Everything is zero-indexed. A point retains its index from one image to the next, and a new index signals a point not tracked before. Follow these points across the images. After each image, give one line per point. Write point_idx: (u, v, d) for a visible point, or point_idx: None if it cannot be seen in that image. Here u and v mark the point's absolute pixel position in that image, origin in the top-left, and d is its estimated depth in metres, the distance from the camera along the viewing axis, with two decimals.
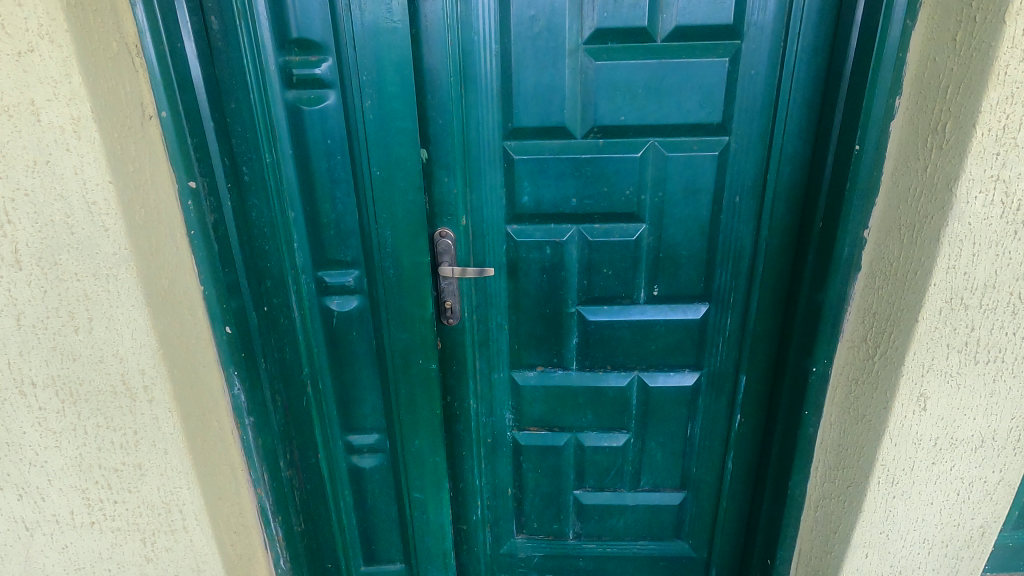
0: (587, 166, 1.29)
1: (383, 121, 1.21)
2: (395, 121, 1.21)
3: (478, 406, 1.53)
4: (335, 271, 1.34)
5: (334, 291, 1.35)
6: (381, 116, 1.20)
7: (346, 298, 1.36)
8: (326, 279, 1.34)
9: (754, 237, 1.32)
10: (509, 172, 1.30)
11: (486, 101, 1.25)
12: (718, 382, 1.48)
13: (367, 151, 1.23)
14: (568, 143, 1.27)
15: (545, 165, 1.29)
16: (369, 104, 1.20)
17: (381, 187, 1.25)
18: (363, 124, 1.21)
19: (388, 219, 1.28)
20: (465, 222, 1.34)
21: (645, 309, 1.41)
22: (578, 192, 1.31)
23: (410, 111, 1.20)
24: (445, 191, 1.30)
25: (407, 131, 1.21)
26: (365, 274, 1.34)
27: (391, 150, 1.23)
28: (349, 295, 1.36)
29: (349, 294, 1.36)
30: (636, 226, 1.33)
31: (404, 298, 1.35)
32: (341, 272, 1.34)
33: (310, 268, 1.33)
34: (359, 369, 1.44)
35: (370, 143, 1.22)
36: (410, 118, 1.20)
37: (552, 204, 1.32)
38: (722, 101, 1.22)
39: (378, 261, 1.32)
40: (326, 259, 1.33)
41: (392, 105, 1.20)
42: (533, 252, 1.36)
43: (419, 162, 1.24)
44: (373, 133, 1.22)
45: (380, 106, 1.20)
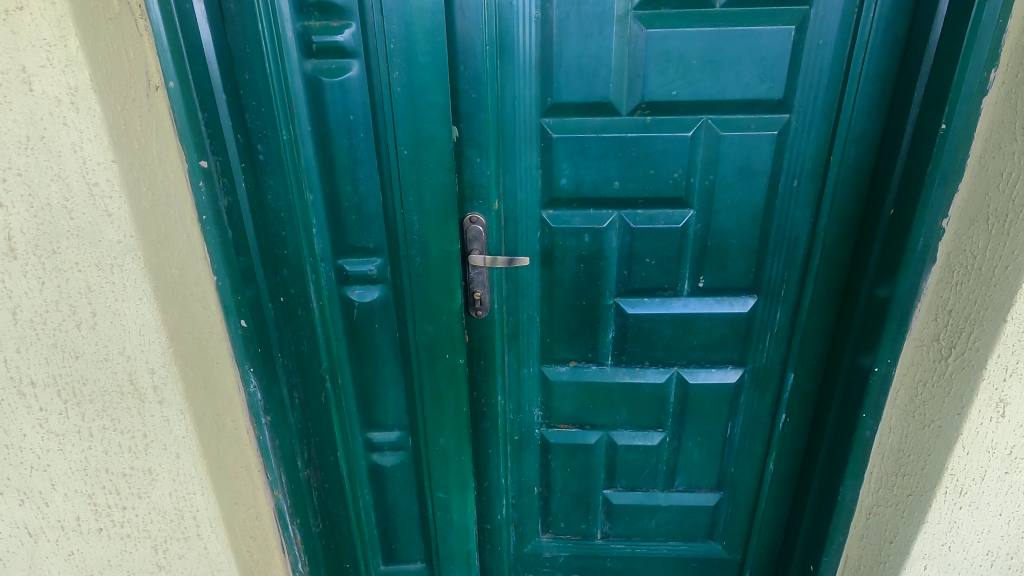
0: (632, 147, 1.18)
1: (412, 95, 1.09)
2: (425, 94, 1.09)
3: (505, 402, 1.44)
4: (356, 259, 1.24)
5: (356, 280, 1.26)
6: (409, 90, 1.09)
7: (368, 288, 1.27)
8: (348, 268, 1.25)
9: (812, 224, 1.21)
10: (547, 152, 1.20)
11: (524, 75, 1.13)
12: (763, 379, 1.38)
13: (393, 128, 1.12)
14: (612, 121, 1.16)
15: (587, 145, 1.18)
16: (396, 77, 1.08)
17: (408, 168, 1.14)
18: (389, 100, 1.10)
19: (415, 203, 1.17)
20: (497, 207, 1.23)
21: (689, 302, 1.31)
22: (621, 175, 1.20)
23: (443, 86, 1.09)
24: (477, 173, 1.19)
25: (438, 106, 1.10)
26: (388, 263, 1.25)
27: (419, 127, 1.11)
28: (371, 285, 1.27)
29: (372, 284, 1.27)
30: (683, 213, 1.22)
31: (431, 289, 1.25)
32: (363, 260, 1.25)
33: (330, 256, 1.23)
34: (381, 363, 1.35)
35: (397, 120, 1.11)
36: (441, 93, 1.09)
37: (593, 187, 1.21)
38: (785, 75, 1.11)
39: (403, 249, 1.21)
40: (347, 246, 1.23)
41: (421, 78, 1.08)
42: (570, 239, 1.26)
43: (449, 140, 1.13)
44: (400, 108, 1.10)
45: (408, 79, 1.08)
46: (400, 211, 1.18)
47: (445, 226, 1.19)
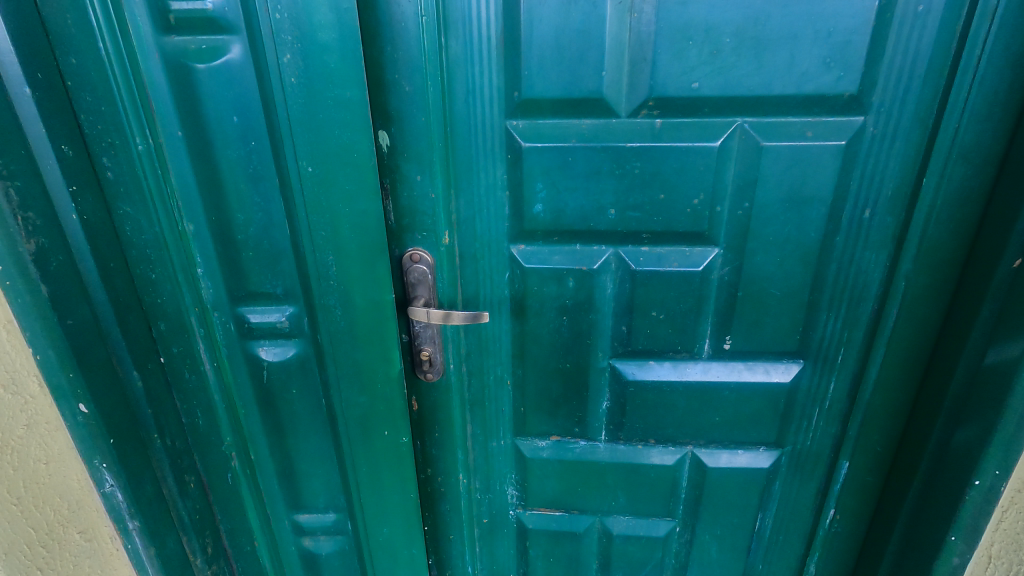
0: (634, 161, 0.83)
1: (315, 89, 0.76)
2: (333, 87, 0.76)
3: (469, 480, 1.13)
4: (261, 308, 0.93)
5: (263, 334, 0.95)
6: (310, 81, 0.76)
7: (281, 344, 0.96)
8: (250, 318, 0.94)
9: (887, 271, 0.86)
10: (515, 167, 0.86)
11: (478, 59, 0.79)
12: (805, 465, 1.04)
13: (293, 135, 0.79)
14: (607, 124, 0.82)
15: (570, 158, 0.84)
16: (289, 62, 0.75)
17: (318, 190, 0.82)
18: (283, 95, 0.77)
19: (330, 237, 0.85)
20: (447, 241, 0.90)
21: (709, 369, 0.97)
22: (618, 200, 0.85)
23: (356, 76, 0.75)
24: (417, 196, 0.86)
25: (352, 105, 0.77)
26: (303, 313, 0.93)
27: (329, 133, 0.79)
28: (284, 340, 0.96)
29: (284, 339, 0.96)
30: (704, 251, 0.88)
31: (361, 348, 0.93)
32: (270, 309, 0.93)
33: (224, 303, 0.92)
34: (305, 435, 1.04)
35: (297, 124, 0.79)
36: (355, 86, 0.76)
37: (579, 216, 0.87)
38: (861, 60, 0.75)
39: (320, 296, 0.90)
40: (246, 291, 0.92)
41: (325, 64, 0.75)
42: (549, 284, 0.93)
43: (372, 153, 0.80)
44: (300, 108, 0.78)
45: (307, 65, 0.75)
46: (312, 247, 0.86)
47: (373, 268, 0.87)
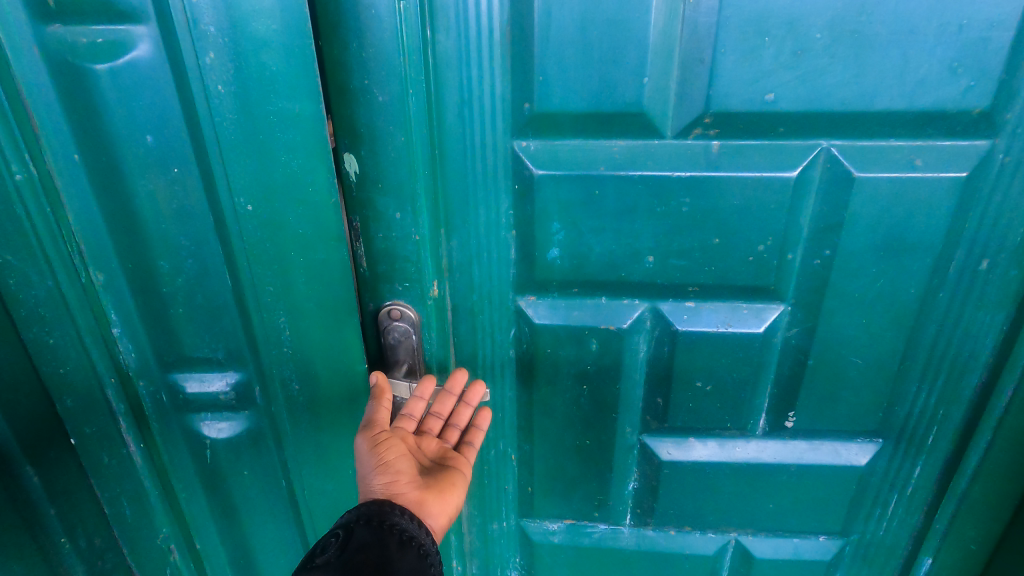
0: (682, 196, 0.63)
1: (255, 100, 0.57)
2: (283, 98, 0.57)
3: (465, 568, 0.93)
4: (200, 375, 0.73)
5: (202, 405, 0.75)
6: (246, 90, 0.56)
7: (228, 417, 0.76)
8: (186, 387, 0.74)
9: (1006, 338, 0.66)
10: (523, 201, 0.66)
11: (476, 60, 0.59)
12: (876, 559, 0.85)
13: (227, 161, 0.59)
14: (646, 147, 0.62)
15: (597, 191, 0.63)
16: (216, 65, 0.55)
17: (265, 232, 0.63)
18: (209, 107, 0.57)
19: (282, 291, 0.66)
20: (435, 293, 0.70)
21: (763, 448, 0.78)
22: (658, 245, 0.65)
23: (310, 84, 0.56)
24: (397, 239, 0.66)
25: (305, 121, 0.58)
26: (253, 382, 0.73)
27: (276, 159, 0.59)
28: (231, 414, 0.76)
29: (231, 410, 0.76)
30: (765, 309, 0.68)
31: (326, 422, 0.74)
32: (211, 376, 0.74)
33: (152, 369, 0.72)
34: (261, 522, 0.84)
35: (233, 146, 0.59)
36: (310, 96, 0.57)
37: (606, 264, 0.67)
38: (1000, 65, 0.55)
39: (274, 363, 0.70)
40: (180, 356, 0.72)
41: (265, 67, 0.56)
42: (565, 345, 0.73)
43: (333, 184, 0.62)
44: (236, 125, 0.58)
45: (241, 68, 0.56)
46: (259, 306, 0.67)
47: (338, 332, 0.69)
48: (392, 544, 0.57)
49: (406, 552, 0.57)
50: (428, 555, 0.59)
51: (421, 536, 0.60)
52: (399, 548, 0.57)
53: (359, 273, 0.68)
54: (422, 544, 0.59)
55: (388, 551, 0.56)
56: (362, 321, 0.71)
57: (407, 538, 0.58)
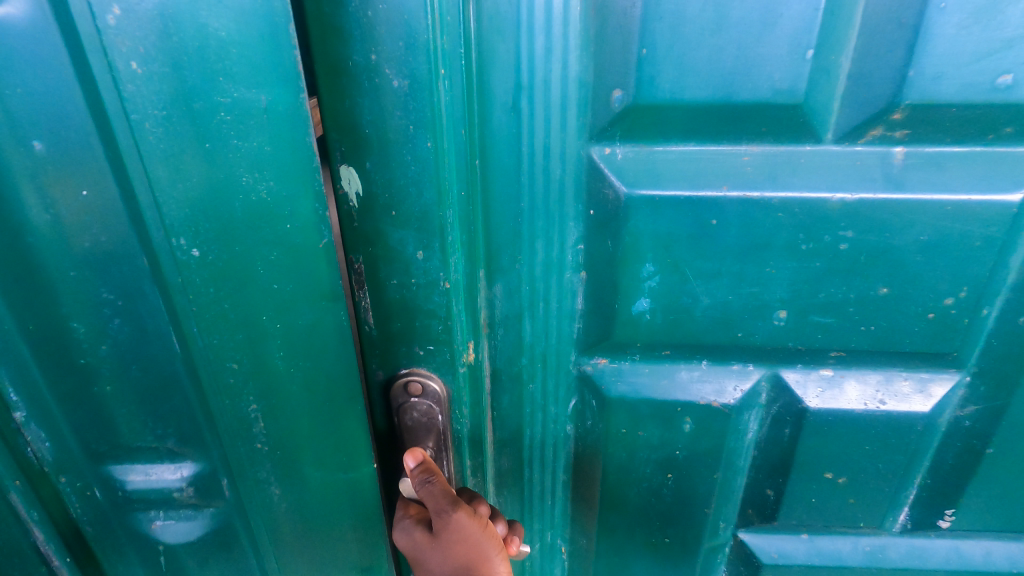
0: (844, 228, 0.42)
1: (196, 86, 0.36)
2: (242, 80, 0.36)
3: None
4: (143, 469, 0.51)
5: (150, 503, 0.52)
6: (181, 68, 0.35)
7: (186, 519, 0.54)
8: (125, 485, 0.51)
9: None
10: (601, 232, 0.45)
11: (543, 22, 0.38)
12: None
13: (157, 183, 0.38)
14: (792, 156, 0.41)
15: (714, 220, 0.43)
16: (128, 26, 0.33)
17: (225, 287, 0.42)
18: (122, 97, 0.35)
19: (253, 372, 0.46)
20: (470, 357, 0.50)
21: (900, 551, 0.59)
22: (796, 295, 0.45)
23: (285, 58, 0.36)
24: (417, 286, 0.45)
25: (281, 119, 0.38)
26: (219, 474, 0.51)
27: (235, 178, 0.39)
28: (190, 514, 0.53)
29: (190, 509, 0.53)
30: (932, 380, 0.49)
31: (319, 522, 0.55)
32: (158, 467, 0.51)
33: (74, 466, 0.49)
34: None
35: (166, 160, 0.37)
36: (285, 81, 0.36)
37: (716, 320, 0.47)
38: None
39: (246, 461, 0.50)
40: (113, 446, 0.49)
41: (210, 32, 0.34)
42: (647, 424, 0.53)
43: (322, 216, 0.41)
44: (169, 126, 0.36)
45: (170, 32, 0.34)
46: (218, 390, 0.46)
47: (336, 418, 0.50)
48: None
49: None
50: None
51: None
52: None
53: (364, 331, 0.48)
54: None
55: None
56: (368, 397, 0.51)
57: None
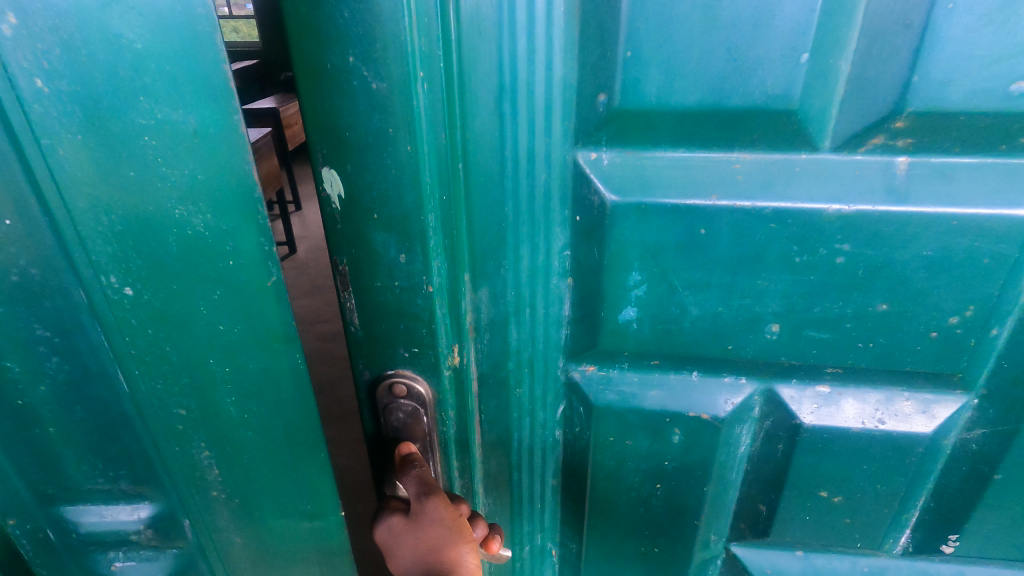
0: (842, 242, 0.40)
1: (113, 109, 0.36)
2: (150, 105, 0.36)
3: None
4: (98, 508, 0.52)
5: (105, 545, 0.54)
6: (91, 89, 0.35)
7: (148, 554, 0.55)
8: (80, 525, 0.53)
9: None
10: (588, 239, 0.44)
11: (525, 24, 0.37)
12: None
13: (78, 216, 0.39)
14: (786, 165, 0.39)
15: (704, 230, 0.41)
16: (24, 39, 0.33)
17: (162, 330, 0.44)
18: (31, 120, 0.36)
19: (202, 415, 0.48)
20: (455, 361, 0.49)
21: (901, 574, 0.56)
22: (789, 309, 0.43)
23: (198, 76, 0.35)
24: (400, 289, 0.45)
25: (208, 141, 0.37)
26: (173, 508, 0.53)
27: (166, 210, 0.39)
28: (149, 552, 0.55)
29: (152, 551, 0.55)
30: (935, 401, 0.46)
31: (280, 550, 0.58)
32: (114, 506, 0.52)
33: (24, 511, 0.51)
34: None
35: (85, 188, 0.38)
36: (199, 98, 0.36)
37: (706, 332, 0.45)
38: None
39: (200, 501, 0.53)
40: (59, 488, 0.50)
41: (124, 45, 0.34)
42: (636, 434, 0.52)
43: (267, 251, 0.42)
44: (88, 146, 0.37)
45: (82, 52, 0.34)
46: (161, 420, 0.48)
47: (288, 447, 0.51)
48: None
49: None
50: None
51: None
52: None
53: (348, 332, 0.48)
54: None
55: None
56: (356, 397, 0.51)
57: None
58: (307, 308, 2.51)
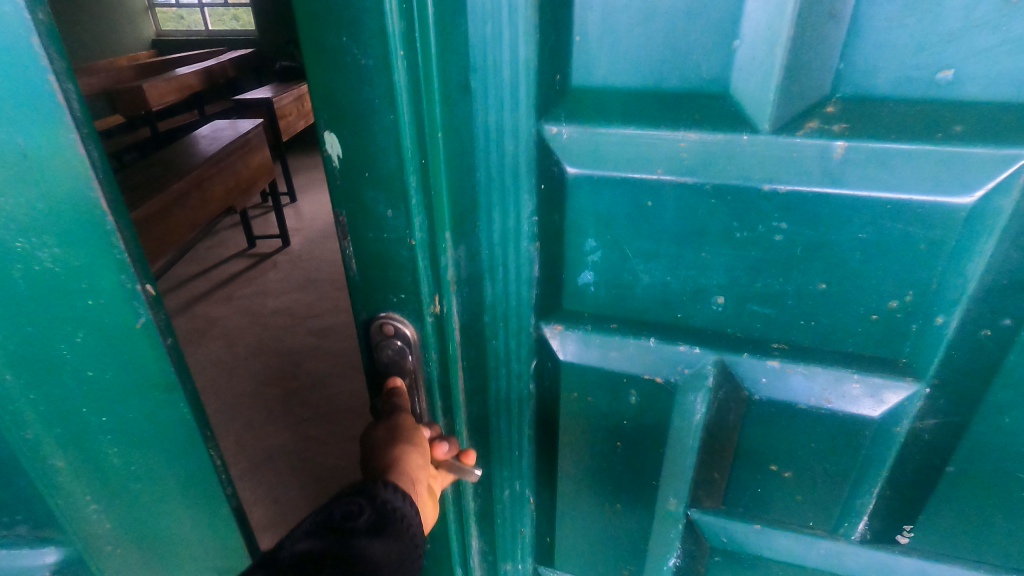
0: (777, 221, 0.42)
1: None
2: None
3: None
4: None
5: None
6: None
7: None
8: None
9: None
10: (550, 206, 0.49)
11: (492, 11, 0.42)
12: None
13: None
14: (728, 144, 0.41)
15: (649, 202, 0.45)
16: None
17: (26, 374, 0.52)
18: None
19: (77, 453, 0.57)
20: (437, 310, 0.56)
21: (858, 560, 0.57)
22: (733, 283, 0.46)
23: (48, 117, 0.43)
24: (389, 241, 0.52)
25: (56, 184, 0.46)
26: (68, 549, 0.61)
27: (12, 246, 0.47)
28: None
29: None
30: (884, 388, 0.47)
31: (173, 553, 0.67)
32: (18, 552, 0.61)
33: None
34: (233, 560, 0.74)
35: None
36: (53, 140, 0.44)
37: (656, 300, 0.49)
38: None
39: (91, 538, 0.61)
40: None
41: None
42: (596, 391, 0.57)
43: (126, 287, 0.51)
44: None
45: None
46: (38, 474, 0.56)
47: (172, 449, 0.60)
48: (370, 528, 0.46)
49: (387, 539, 0.46)
50: (414, 536, 0.48)
51: (410, 512, 0.49)
52: (385, 532, 0.46)
53: (349, 277, 0.56)
54: (411, 523, 0.48)
55: (383, 540, 0.45)
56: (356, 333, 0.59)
57: (396, 517, 0.47)
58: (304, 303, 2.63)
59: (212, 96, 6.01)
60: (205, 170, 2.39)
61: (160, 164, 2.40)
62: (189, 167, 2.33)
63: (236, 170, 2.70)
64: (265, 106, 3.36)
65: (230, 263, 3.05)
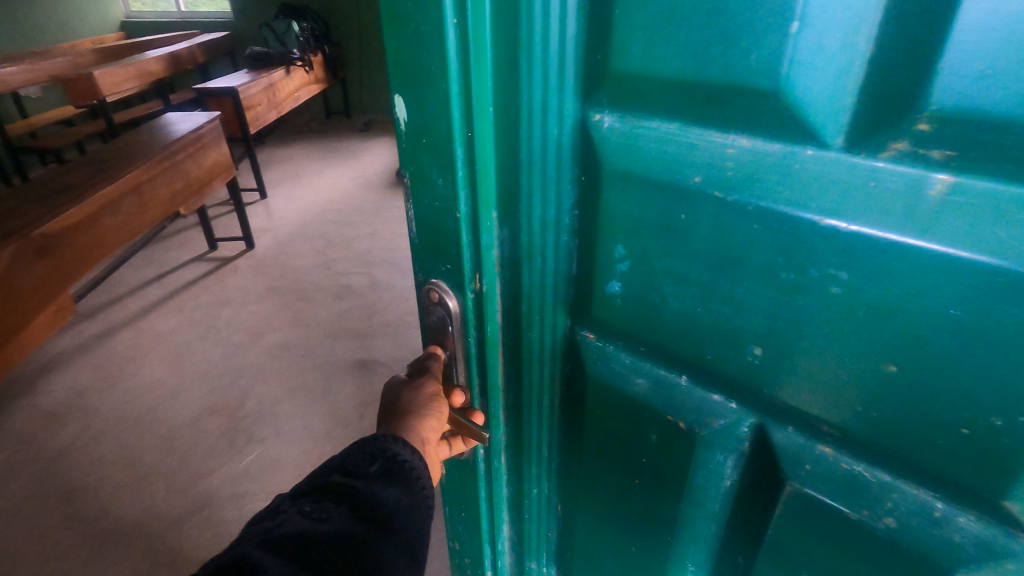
0: (834, 271, 0.35)
1: None
2: None
3: None
4: None
5: None
6: None
7: None
8: None
9: None
10: (589, 199, 0.45)
11: None
12: None
13: None
14: (785, 158, 0.34)
15: (683, 216, 0.40)
16: None
17: None
18: None
19: None
20: (478, 287, 0.51)
21: None
22: (771, 332, 0.40)
23: None
24: (438, 211, 0.48)
25: None
26: None
27: None
28: None
29: None
30: (980, 534, 0.35)
31: None
32: None
33: None
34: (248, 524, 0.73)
35: None
36: None
37: (679, 330, 0.45)
38: None
39: None
40: None
41: None
42: (618, 415, 0.52)
43: None
44: None
45: None
46: None
47: None
48: (380, 479, 0.47)
49: (396, 488, 0.47)
50: (423, 489, 0.49)
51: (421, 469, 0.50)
52: (394, 482, 0.48)
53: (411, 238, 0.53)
54: (421, 479, 0.50)
55: (392, 489, 0.47)
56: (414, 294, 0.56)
57: (406, 473, 0.49)
58: (252, 317, 2.47)
59: (189, 75, 5.77)
60: (145, 172, 2.17)
61: (93, 162, 2.15)
62: (127, 168, 2.11)
63: (184, 171, 2.45)
64: (230, 96, 3.28)
65: (185, 267, 2.86)
